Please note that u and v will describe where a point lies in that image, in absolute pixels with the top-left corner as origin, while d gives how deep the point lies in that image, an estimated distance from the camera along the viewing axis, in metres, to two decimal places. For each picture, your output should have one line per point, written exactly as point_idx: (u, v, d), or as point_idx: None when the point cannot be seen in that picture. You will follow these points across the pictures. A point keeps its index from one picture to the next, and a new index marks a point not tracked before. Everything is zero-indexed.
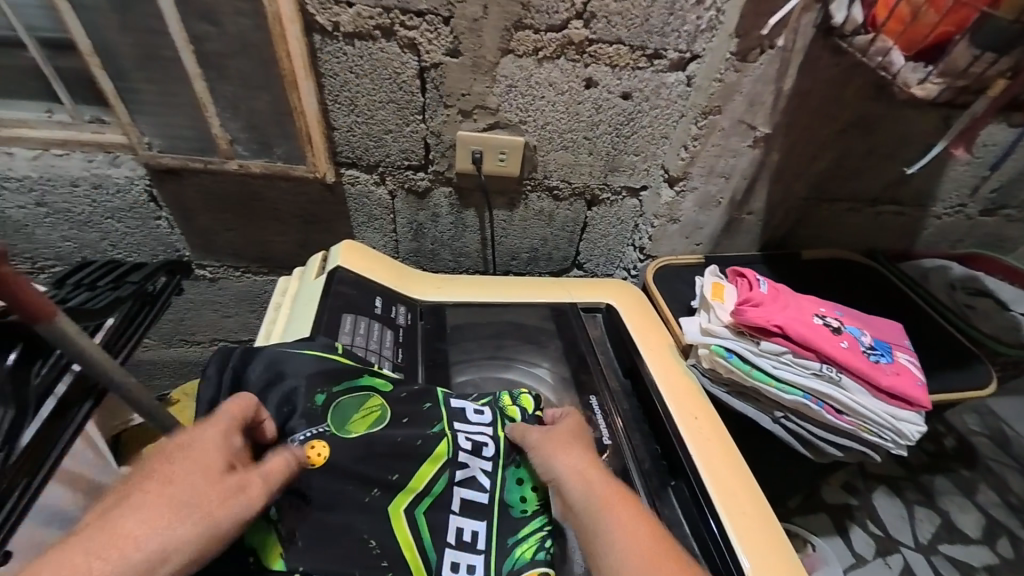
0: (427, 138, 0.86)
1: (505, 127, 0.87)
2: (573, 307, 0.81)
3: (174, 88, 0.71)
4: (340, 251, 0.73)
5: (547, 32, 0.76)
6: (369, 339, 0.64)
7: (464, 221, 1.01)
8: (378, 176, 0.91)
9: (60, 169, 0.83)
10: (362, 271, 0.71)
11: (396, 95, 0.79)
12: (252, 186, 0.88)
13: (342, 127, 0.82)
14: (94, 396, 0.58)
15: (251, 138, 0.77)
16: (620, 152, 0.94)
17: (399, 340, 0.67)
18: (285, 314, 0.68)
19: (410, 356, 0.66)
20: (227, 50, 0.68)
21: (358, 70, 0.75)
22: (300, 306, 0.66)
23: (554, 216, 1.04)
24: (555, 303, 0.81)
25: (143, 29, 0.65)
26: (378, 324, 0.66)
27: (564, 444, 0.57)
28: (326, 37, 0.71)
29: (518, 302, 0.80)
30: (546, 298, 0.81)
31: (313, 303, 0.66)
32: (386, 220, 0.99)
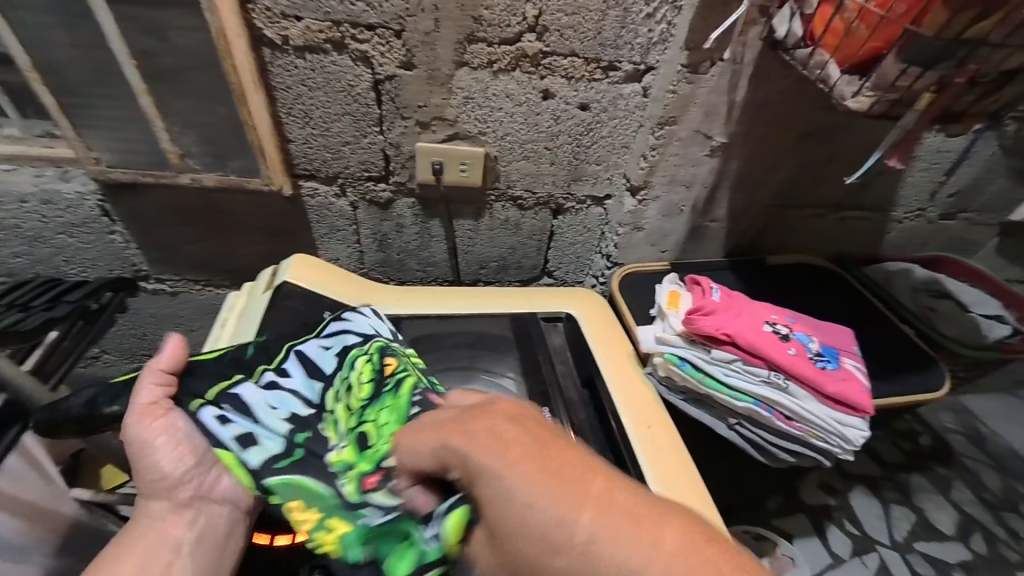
0: (387, 149, 0.86)
1: (465, 138, 0.87)
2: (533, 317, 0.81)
3: (121, 102, 0.70)
4: (294, 265, 0.72)
5: (501, 45, 0.76)
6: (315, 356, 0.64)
7: (429, 231, 1.01)
8: (339, 188, 0.91)
9: (9, 185, 0.81)
10: (312, 285, 0.71)
11: (352, 107, 0.79)
12: (209, 199, 0.86)
13: (299, 139, 0.81)
14: (24, 420, 0.56)
15: (203, 151, 0.76)
16: (582, 162, 0.95)
17: None
18: (231, 330, 0.67)
19: None
20: (172, 64, 0.67)
21: (310, 82, 0.75)
22: (246, 324, 0.66)
23: (520, 225, 1.04)
24: (514, 312, 0.81)
25: (86, 43, 0.64)
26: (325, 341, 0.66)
27: (493, 426, 0.40)
28: (276, 51, 0.71)
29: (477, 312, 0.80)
30: (504, 306, 0.81)
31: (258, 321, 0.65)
32: (350, 231, 0.98)
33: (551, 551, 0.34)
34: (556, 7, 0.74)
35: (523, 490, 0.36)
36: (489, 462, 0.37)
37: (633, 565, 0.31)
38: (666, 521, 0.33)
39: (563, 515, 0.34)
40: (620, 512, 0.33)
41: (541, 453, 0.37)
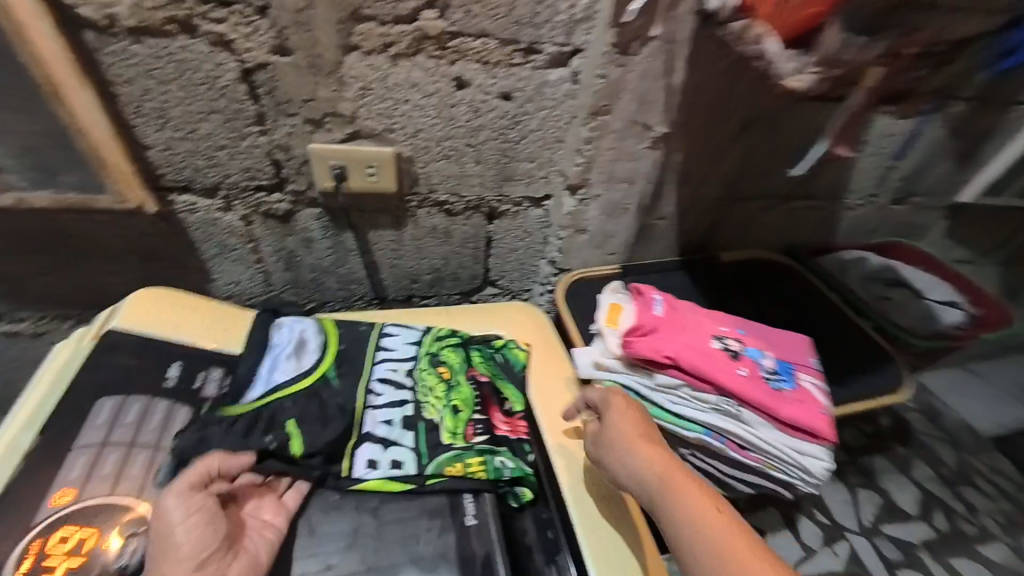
0: (275, 153, 0.72)
1: (370, 137, 0.74)
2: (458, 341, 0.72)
3: None
4: (129, 306, 0.64)
5: (395, 24, 0.64)
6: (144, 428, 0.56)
7: (344, 245, 0.88)
8: (223, 201, 0.76)
9: None
10: (148, 329, 0.63)
11: (219, 104, 0.65)
12: (53, 221, 0.71)
13: (158, 144, 0.67)
14: None
15: (24, 163, 0.62)
16: (512, 159, 0.84)
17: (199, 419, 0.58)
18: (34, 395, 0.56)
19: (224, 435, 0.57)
20: None
21: (159, 74, 0.61)
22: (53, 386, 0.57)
23: (450, 233, 0.93)
24: (435, 335, 0.72)
25: None
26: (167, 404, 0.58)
27: (627, 416, 0.56)
28: (103, 35, 0.57)
29: (392, 340, 0.71)
30: (425, 331, 0.73)
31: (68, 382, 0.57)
32: (246, 250, 0.83)
33: (652, 486, 0.50)
34: None
35: (676, 487, 0.48)
36: (635, 430, 0.54)
37: (626, 466, 0.52)
38: (687, 495, 0.47)
39: (627, 448, 0.53)
40: (670, 483, 0.49)
41: (635, 414, 0.57)
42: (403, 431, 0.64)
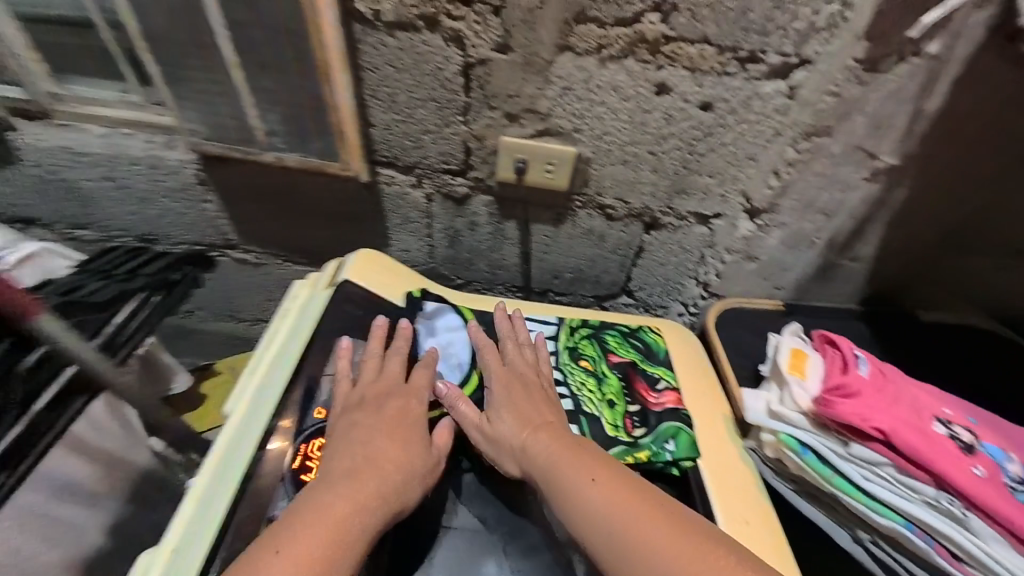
0: (469, 141, 0.78)
1: (556, 134, 0.75)
2: (592, 331, 0.65)
3: (213, 74, 0.69)
4: (355, 263, 0.72)
5: (615, 26, 0.63)
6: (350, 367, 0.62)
7: (503, 232, 0.93)
8: (415, 179, 0.85)
9: (125, 149, 0.87)
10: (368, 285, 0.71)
11: (437, 93, 0.72)
12: (290, 178, 0.85)
13: (381, 124, 0.77)
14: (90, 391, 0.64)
15: (285, 131, 0.74)
16: (692, 172, 0.78)
17: None
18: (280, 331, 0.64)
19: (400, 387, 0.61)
20: (260, 37, 0.64)
21: (399, 64, 0.69)
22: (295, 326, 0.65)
23: (604, 237, 0.91)
24: (570, 327, 0.67)
25: (181, 9, 0.62)
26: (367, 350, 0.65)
27: (534, 399, 0.57)
28: (367, 27, 0.66)
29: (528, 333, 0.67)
30: (559, 322, 0.68)
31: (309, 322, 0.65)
32: (422, 223, 0.93)
33: (564, 472, 0.50)
34: None
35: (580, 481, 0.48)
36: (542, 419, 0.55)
37: (541, 453, 0.52)
38: (598, 482, 0.48)
39: (541, 438, 0.53)
40: (579, 492, 0.48)
41: (540, 387, 0.60)
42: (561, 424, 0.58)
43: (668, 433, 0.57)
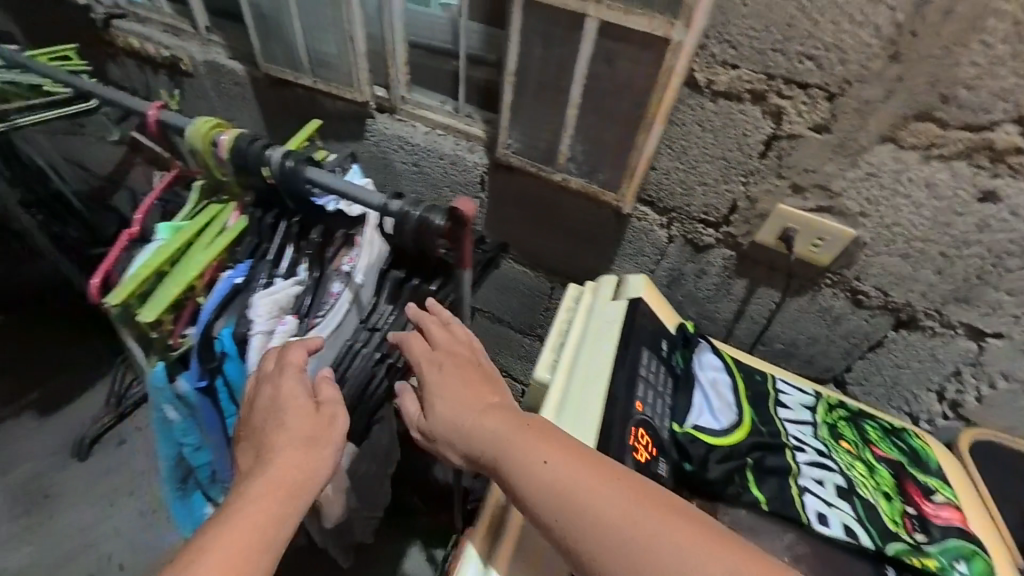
0: (739, 201, 0.83)
1: (838, 213, 0.77)
2: (851, 416, 0.65)
3: (549, 108, 0.85)
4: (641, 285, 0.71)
5: (959, 130, 0.63)
6: (656, 378, 0.59)
7: (729, 287, 0.96)
8: (666, 220, 0.93)
9: (438, 145, 1.11)
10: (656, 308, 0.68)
11: (731, 155, 0.79)
12: (557, 195, 1.00)
13: (662, 170, 0.86)
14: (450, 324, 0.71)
15: (584, 161, 0.88)
16: (986, 284, 0.73)
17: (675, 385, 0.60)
18: (578, 330, 0.66)
19: (683, 403, 0.59)
20: (605, 88, 0.78)
21: (707, 124, 0.78)
22: (597, 326, 0.65)
23: (841, 320, 0.88)
24: (828, 405, 0.65)
25: (554, 60, 0.79)
26: (660, 363, 0.61)
27: (467, 377, 0.58)
28: (694, 91, 0.75)
29: (787, 397, 0.65)
30: (818, 396, 0.66)
31: (613, 323, 0.64)
32: (651, 258, 1.01)
33: (515, 458, 0.49)
34: None
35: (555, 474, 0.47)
36: (452, 368, 0.58)
37: (480, 435, 0.52)
38: (541, 444, 0.49)
39: (456, 403, 0.56)
40: (575, 499, 0.45)
41: (471, 360, 0.60)
42: (837, 497, 0.54)
43: (957, 550, 0.53)
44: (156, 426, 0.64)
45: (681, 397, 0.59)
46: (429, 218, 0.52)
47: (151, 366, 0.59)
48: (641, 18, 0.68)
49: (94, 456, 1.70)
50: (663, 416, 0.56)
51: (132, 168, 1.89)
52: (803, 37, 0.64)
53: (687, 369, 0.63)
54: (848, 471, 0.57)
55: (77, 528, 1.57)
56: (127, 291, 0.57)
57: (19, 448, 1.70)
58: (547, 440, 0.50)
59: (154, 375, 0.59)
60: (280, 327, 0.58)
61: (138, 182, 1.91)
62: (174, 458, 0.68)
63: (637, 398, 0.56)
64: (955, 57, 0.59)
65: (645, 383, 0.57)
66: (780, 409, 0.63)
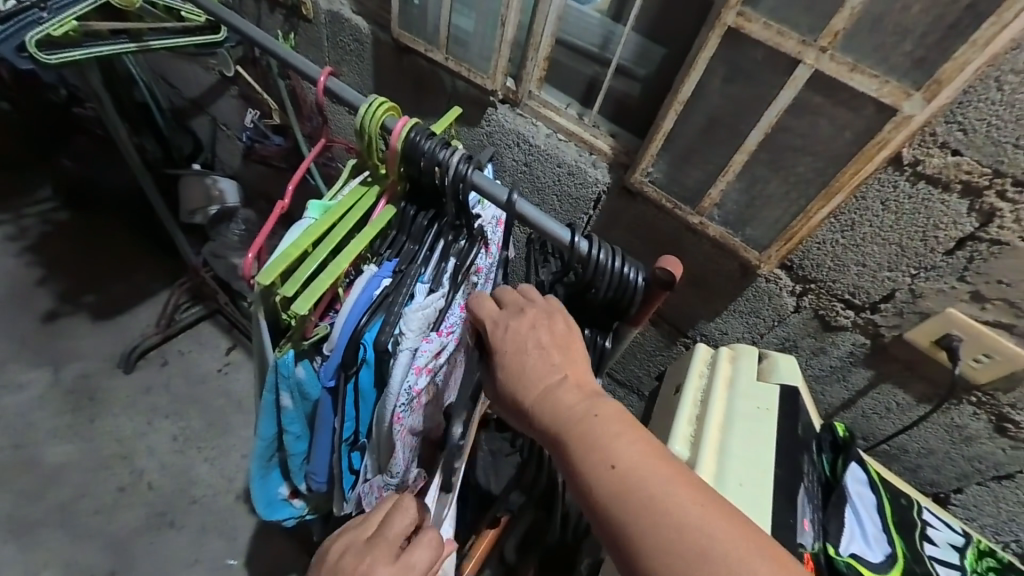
0: (899, 292, 0.75)
1: (1019, 334, 0.68)
2: (1003, 569, 0.59)
3: (712, 147, 0.78)
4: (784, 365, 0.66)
5: None
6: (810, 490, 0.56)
7: (847, 374, 0.88)
8: (801, 290, 0.85)
9: (558, 151, 1.05)
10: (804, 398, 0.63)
11: (909, 244, 0.71)
12: (681, 233, 0.93)
13: (818, 239, 0.77)
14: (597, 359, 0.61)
15: (733, 210, 0.81)
16: None
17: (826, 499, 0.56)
18: (720, 408, 0.61)
19: (833, 521, 0.55)
20: (791, 142, 0.70)
21: (894, 206, 0.69)
22: (742, 410, 0.60)
23: (971, 440, 0.81)
24: (977, 551, 0.59)
25: (738, 100, 0.72)
26: (812, 471, 0.58)
27: (545, 345, 0.51)
28: (893, 168, 0.67)
29: (934, 532, 0.59)
30: (967, 538, 0.60)
31: (761, 410, 0.60)
32: (765, 323, 0.92)
33: (581, 454, 0.45)
34: None
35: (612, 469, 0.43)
36: (534, 348, 0.51)
37: (543, 416, 0.48)
38: (613, 439, 0.44)
39: (514, 373, 0.51)
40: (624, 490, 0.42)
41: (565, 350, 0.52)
42: None
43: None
44: (266, 409, 0.62)
45: (827, 513, 0.55)
46: (629, 274, 0.53)
47: (280, 353, 0.55)
48: (869, 80, 0.60)
49: (138, 372, 1.73)
50: (815, 532, 0.53)
51: (221, 97, 1.86)
52: None
53: (838, 481, 0.58)
54: None
55: (113, 439, 1.61)
56: (276, 272, 0.53)
57: (70, 347, 1.74)
58: (625, 442, 0.44)
59: (280, 364, 0.55)
60: (425, 346, 0.54)
61: (224, 113, 1.89)
62: (272, 438, 0.67)
63: (803, 518, 0.53)
64: None
65: (807, 497, 0.55)
66: (927, 546, 0.58)
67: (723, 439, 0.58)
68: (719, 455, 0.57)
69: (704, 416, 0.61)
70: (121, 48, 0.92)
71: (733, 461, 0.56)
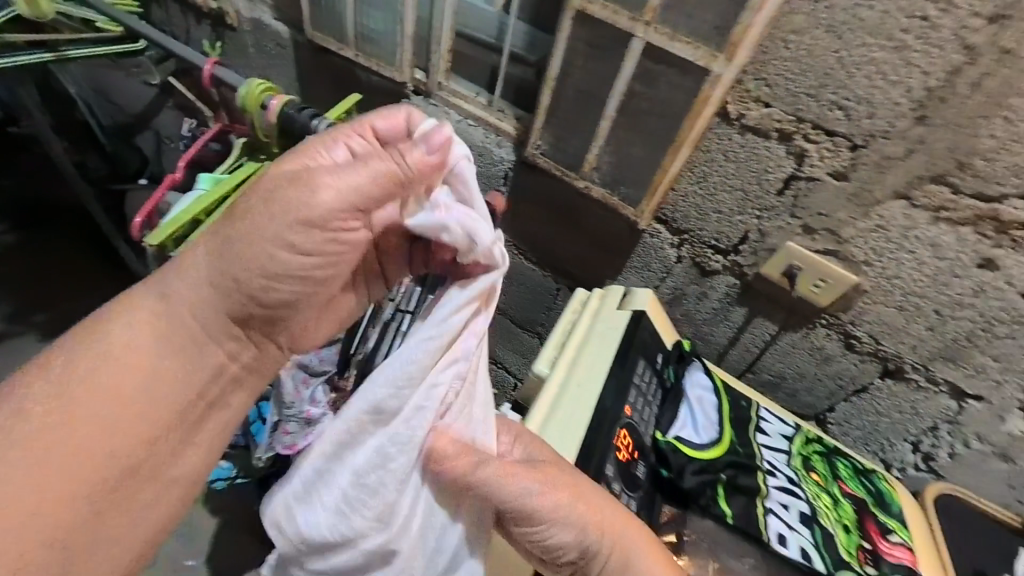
0: (751, 233, 0.86)
1: (843, 259, 0.80)
2: (826, 452, 0.68)
3: (584, 115, 0.88)
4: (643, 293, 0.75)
5: (970, 198, 0.66)
6: (647, 388, 0.66)
7: (728, 314, 0.98)
8: (678, 241, 0.96)
9: (468, 134, 1.14)
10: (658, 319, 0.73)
11: (749, 188, 0.82)
12: (577, 200, 1.03)
13: (681, 191, 0.88)
14: None
15: (609, 172, 0.91)
16: (972, 347, 0.76)
17: (665, 395, 0.67)
18: (581, 328, 0.71)
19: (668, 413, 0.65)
20: (641, 106, 0.80)
21: (731, 155, 0.80)
22: (598, 329, 0.70)
23: (831, 361, 0.92)
24: (805, 438, 0.69)
25: (596, 72, 0.82)
26: (654, 375, 0.67)
27: (549, 479, 0.53)
28: (724, 122, 0.78)
29: (768, 424, 0.69)
30: (796, 429, 0.70)
31: (615, 328, 0.70)
32: (656, 275, 1.03)
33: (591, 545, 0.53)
34: None
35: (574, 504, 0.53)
36: (519, 467, 0.53)
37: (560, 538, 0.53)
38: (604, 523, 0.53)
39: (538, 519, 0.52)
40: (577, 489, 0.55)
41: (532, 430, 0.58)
42: (799, 521, 0.59)
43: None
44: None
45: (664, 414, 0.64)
46: None
47: None
48: (685, 45, 0.71)
49: None
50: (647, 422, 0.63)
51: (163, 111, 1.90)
52: (835, 86, 0.67)
53: (678, 383, 0.68)
54: (815, 505, 0.61)
55: None
56: (168, 234, 0.61)
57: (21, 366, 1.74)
58: (624, 529, 0.54)
59: None
60: None
61: None
62: None
63: (632, 406, 0.63)
64: (976, 128, 0.61)
65: (640, 394, 0.64)
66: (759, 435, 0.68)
67: (577, 353, 0.68)
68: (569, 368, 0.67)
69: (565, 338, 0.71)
70: (39, 58, 0.97)
71: (576, 373, 0.65)
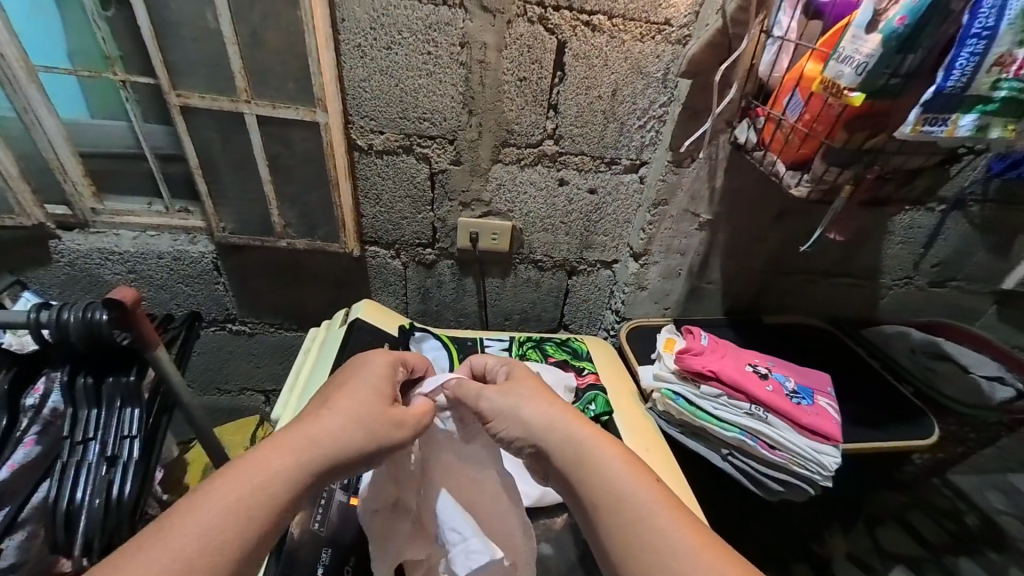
0: (435, 223, 1.08)
1: (497, 214, 1.09)
2: (534, 342, 0.98)
3: (248, 187, 0.96)
4: (361, 307, 0.95)
5: (526, 148, 1.00)
6: None
7: (464, 287, 1.20)
8: (395, 252, 1.12)
9: (151, 246, 1.06)
10: (375, 321, 0.93)
11: (412, 193, 1.03)
12: (294, 257, 1.10)
13: (370, 215, 1.05)
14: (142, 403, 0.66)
15: (301, 223, 1.02)
16: (592, 234, 1.14)
17: None
18: (310, 361, 0.86)
19: None
20: (290, 161, 0.94)
21: (385, 174, 1.00)
22: (324, 352, 0.86)
23: (540, 283, 1.21)
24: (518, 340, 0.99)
25: (233, 148, 0.91)
26: None
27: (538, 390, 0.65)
28: (362, 153, 0.96)
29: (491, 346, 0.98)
30: (510, 339, 1.00)
31: (337, 346, 0.87)
32: (399, 286, 1.18)
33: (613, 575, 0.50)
34: (568, 122, 0.97)
35: (614, 458, 0.56)
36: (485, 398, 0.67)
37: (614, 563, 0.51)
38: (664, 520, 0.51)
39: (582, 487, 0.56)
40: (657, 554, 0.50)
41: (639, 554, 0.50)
42: None
43: (591, 397, 0.87)
44: None
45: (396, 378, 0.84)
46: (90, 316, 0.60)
47: None
48: (288, 109, 0.87)
49: None
50: None
51: None
52: (412, 107, 0.92)
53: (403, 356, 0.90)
54: None
55: None
56: None
57: None
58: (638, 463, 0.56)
59: None
60: None
61: None
62: None
63: None
64: (500, 107, 0.94)
65: None
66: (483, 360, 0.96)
67: (307, 380, 0.81)
68: (303, 392, 0.80)
69: (295, 376, 0.84)
70: None
71: (306, 394, 0.79)
